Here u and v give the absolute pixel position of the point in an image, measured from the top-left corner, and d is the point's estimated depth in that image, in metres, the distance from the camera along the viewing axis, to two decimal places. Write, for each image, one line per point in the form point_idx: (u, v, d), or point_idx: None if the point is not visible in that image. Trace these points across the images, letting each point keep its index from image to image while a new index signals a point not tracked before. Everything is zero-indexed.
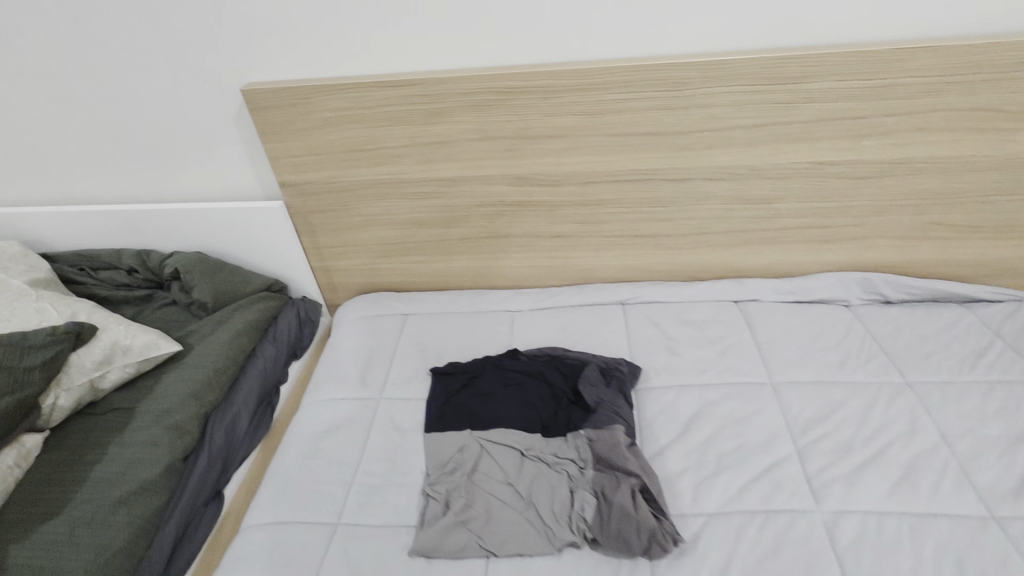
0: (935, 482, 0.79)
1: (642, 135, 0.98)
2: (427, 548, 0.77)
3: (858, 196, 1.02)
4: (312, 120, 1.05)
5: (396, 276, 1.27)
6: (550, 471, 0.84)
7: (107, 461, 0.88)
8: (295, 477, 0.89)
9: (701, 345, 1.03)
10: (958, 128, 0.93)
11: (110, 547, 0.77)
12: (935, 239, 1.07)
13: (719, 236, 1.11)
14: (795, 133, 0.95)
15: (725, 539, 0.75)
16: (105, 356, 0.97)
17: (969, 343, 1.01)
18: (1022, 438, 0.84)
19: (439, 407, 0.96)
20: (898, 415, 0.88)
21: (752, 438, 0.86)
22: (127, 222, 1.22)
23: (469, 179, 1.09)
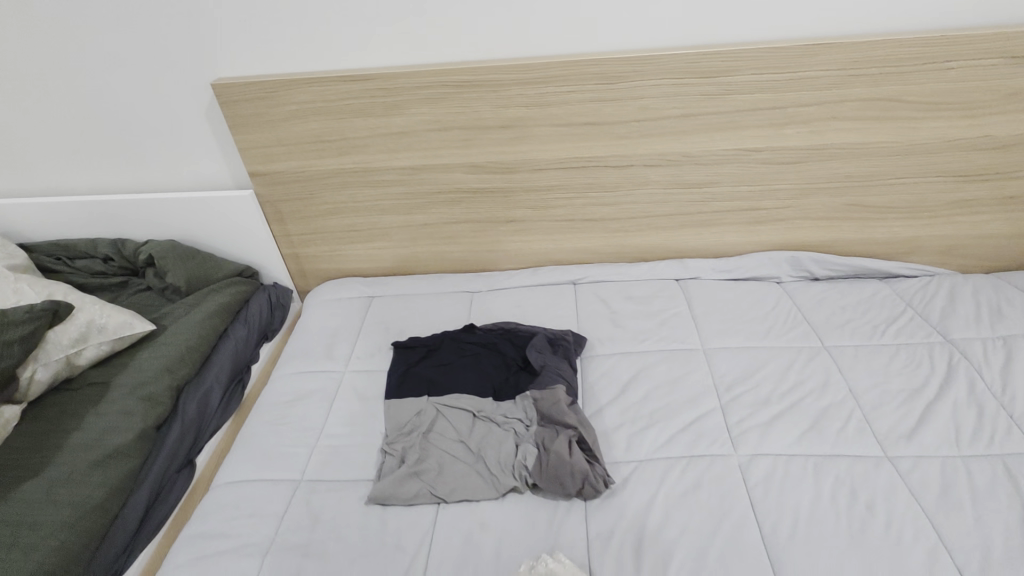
0: (839, 429, 0.89)
1: (583, 124, 1.08)
2: (382, 497, 0.84)
3: (783, 181, 1.12)
4: (279, 112, 1.12)
5: (364, 262, 1.35)
6: (498, 429, 0.92)
7: (84, 429, 0.94)
8: (263, 441, 0.96)
9: (642, 318, 1.13)
10: (864, 116, 1.03)
11: (88, 503, 0.83)
12: (853, 220, 1.18)
13: (659, 219, 1.20)
14: (720, 122, 1.05)
15: (651, 480, 0.84)
16: (81, 333, 1.03)
17: (882, 312, 1.11)
18: (919, 390, 0.95)
19: (399, 377, 1.04)
20: (812, 374, 0.98)
21: (682, 396, 0.96)
22: (104, 213, 1.28)
23: (428, 168, 1.17)
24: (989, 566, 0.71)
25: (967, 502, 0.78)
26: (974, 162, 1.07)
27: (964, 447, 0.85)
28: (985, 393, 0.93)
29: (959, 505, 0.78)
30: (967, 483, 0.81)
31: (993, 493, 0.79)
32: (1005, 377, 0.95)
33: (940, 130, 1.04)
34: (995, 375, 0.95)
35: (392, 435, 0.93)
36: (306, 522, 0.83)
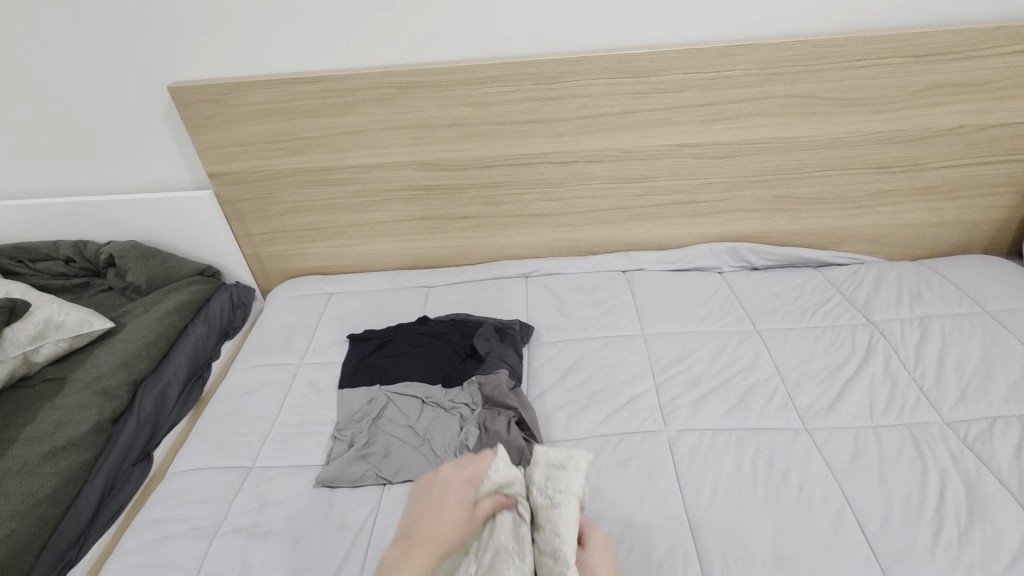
0: (763, 405, 0.95)
1: (527, 122, 1.14)
2: (330, 479, 0.88)
3: (717, 174, 1.20)
4: (233, 114, 1.16)
5: (325, 259, 1.38)
6: (445, 413, 0.96)
7: (39, 423, 0.96)
8: (218, 431, 0.99)
9: (588, 307, 1.18)
10: (786, 111, 1.11)
11: (38, 493, 0.85)
12: (785, 211, 1.26)
13: (605, 213, 1.27)
14: (655, 119, 1.13)
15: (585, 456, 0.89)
16: (38, 330, 1.06)
17: (813, 297, 1.18)
18: (840, 367, 1.01)
19: (352, 367, 1.07)
20: (742, 354, 1.05)
21: (620, 377, 1.01)
22: (64, 215, 1.30)
23: (382, 166, 1.22)
24: (890, 523, 0.77)
25: (874, 466, 0.84)
26: (890, 154, 1.16)
27: (876, 418, 0.92)
28: (899, 368, 1.00)
29: (868, 470, 0.84)
30: (877, 450, 0.87)
31: (899, 457, 0.85)
32: (918, 354, 1.02)
33: (855, 124, 1.13)
34: (909, 352, 1.03)
35: (343, 422, 0.97)
36: (254, 506, 0.86)
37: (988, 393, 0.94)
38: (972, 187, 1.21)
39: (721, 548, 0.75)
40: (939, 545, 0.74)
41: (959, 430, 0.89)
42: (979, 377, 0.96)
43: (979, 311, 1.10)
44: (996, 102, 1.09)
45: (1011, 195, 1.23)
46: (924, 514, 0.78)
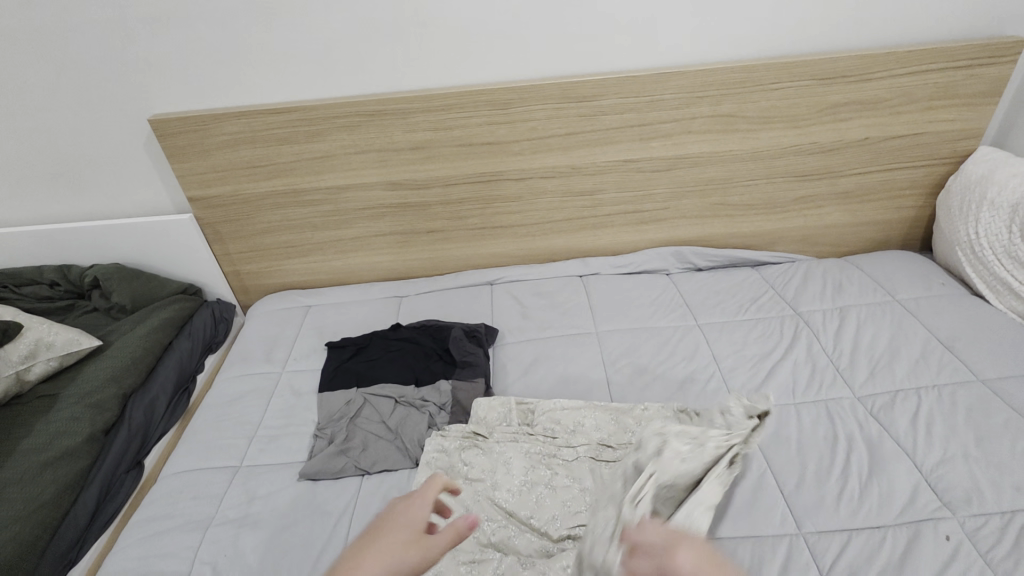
0: (702, 388, 1.07)
1: (484, 144, 1.27)
2: (313, 472, 0.97)
3: (657, 186, 1.36)
4: (211, 142, 1.25)
5: (302, 275, 1.47)
6: (416, 411, 1.06)
7: (34, 434, 1.02)
8: (206, 437, 1.07)
9: (548, 309, 1.31)
10: (712, 129, 1.27)
11: (39, 499, 0.92)
12: (721, 216, 1.42)
13: (560, 223, 1.41)
14: (598, 137, 1.27)
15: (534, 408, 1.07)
16: (30, 350, 1.12)
17: (748, 293, 1.32)
18: (767, 353, 1.15)
19: (331, 372, 1.16)
20: (684, 346, 1.18)
21: (576, 372, 1.13)
22: (47, 241, 1.36)
23: (352, 187, 1.32)
24: (804, 482, 0.89)
25: (793, 436, 0.97)
26: (809, 164, 1.34)
27: (798, 396, 1.05)
28: (819, 352, 1.13)
29: (789, 440, 0.96)
30: (797, 423, 0.99)
31: (815, 429, 0.98)
32: (837, 339, 1.16)
33: (774, 139, 1.30)
34: (828, 338, 1.16)
35: (323, 422, 1.06)
36: (243, 500, 0.94)
37: (892, 368, 1.07)
38: (883, 191, 1.39)
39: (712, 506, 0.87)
40: (844, 498, 0.86)
41: (867, 402, 1.02)
42: (886, 357, 1.10)
43: (891, 299, 1.25)
44: (893, 116, 1.28)
45: (914, 197, 1.41)
46: (832, 475, 0.90)
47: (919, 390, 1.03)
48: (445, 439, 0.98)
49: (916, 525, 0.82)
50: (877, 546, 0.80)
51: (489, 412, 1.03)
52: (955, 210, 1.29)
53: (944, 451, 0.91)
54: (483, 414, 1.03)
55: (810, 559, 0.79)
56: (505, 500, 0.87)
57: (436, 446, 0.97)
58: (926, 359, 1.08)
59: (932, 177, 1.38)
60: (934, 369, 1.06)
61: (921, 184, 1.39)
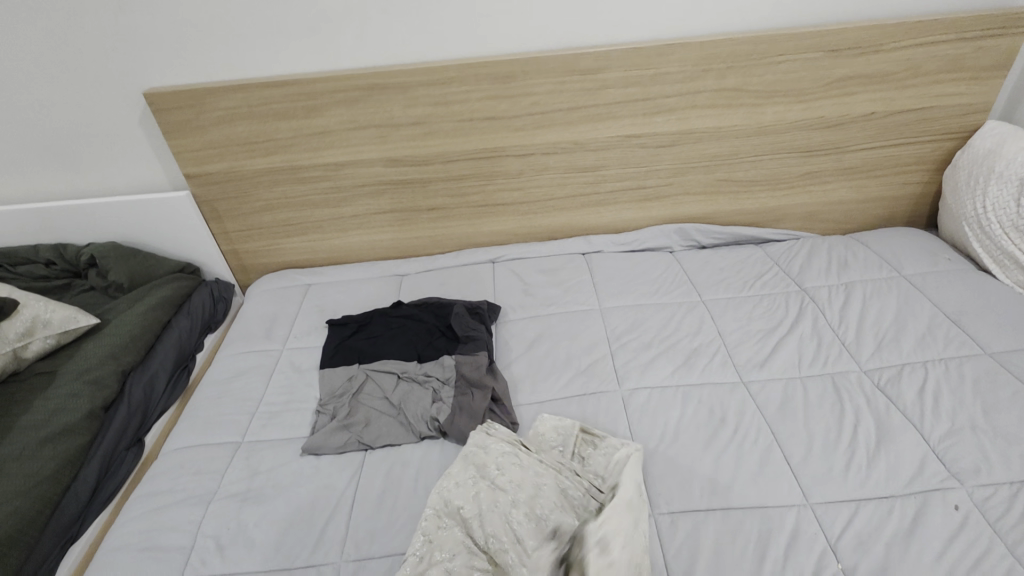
0: (707, 362, 1.07)
1: (484, 119, 1.25)
2: (315, 447, 0.95)
3: (661, 162, 1.34)
4: (208, 117, 1.22)
5: (301, 254, 1.46)
6: (419, 386, 1.05)
7: (32, 412, 1.01)
8: (207, 413, 1.06)
9: (551, 286, 1.30)
10: (717, 103, 1.25)
11: (38, 475, 0.90)
12: (725, 194, 1.41)
13: (563, 200, 1.40)
14: (601, 112, 1.25)
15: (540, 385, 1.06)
16: (27, 328, 1.10)
17: (753, 270, 1.31)
18: (772, 328, 1.14)
19: (332, 349, 1.15)
20: (688, 321, 1.17)
21: (579, 347, 1.12)
22: (42, 219, 1.34)
23: (351, 164, 1.30)
24: (811, 453, 0.88)
25: (800, 408, 0.96)
26: (815, 139, 1.32)
27: (804, 369, 1.04)
28: (825, 326, 1.13)
29: (795, 412, 0.95)
30: (803, 396, 0.98)
31: (822, 401, 0.97)
32: (842, 314, 1.15)
33: (779, 113, 1.28)
34: (834, 313, 1.16)
35: (325, 398, 1.05)
36: (245, 474, 0.93)
37: (899, 342, 1.07)
38: (889, 166, 1.38)
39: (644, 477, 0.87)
40: (852, 468, 0.86)
41: (874, 375, 1.01)
42: (892, 330, 1.09)
43: (897, 275, 1.24)
44: (901, 90, 1.26)
45: (920, 173, 1.39)
46: (840, 446, 0.89)
47: (926, 363, 1.02)
48: (491, 439, 0.88)
49: (925, 495, 0.81)
50: (886, 515, 0.79)
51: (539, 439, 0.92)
52: (963, 185, 1.28)
53: (952, 423, 0.91)
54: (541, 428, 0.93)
55: (818, 529, 0.79)
56: (518, 518, 0.74)
57: (478, 441, 0.87)
58: (933, 333, 1.07)
59: (939, 152, 1.36)
60: (941, 343, 1.05)
61: (928, 159, 1.37)
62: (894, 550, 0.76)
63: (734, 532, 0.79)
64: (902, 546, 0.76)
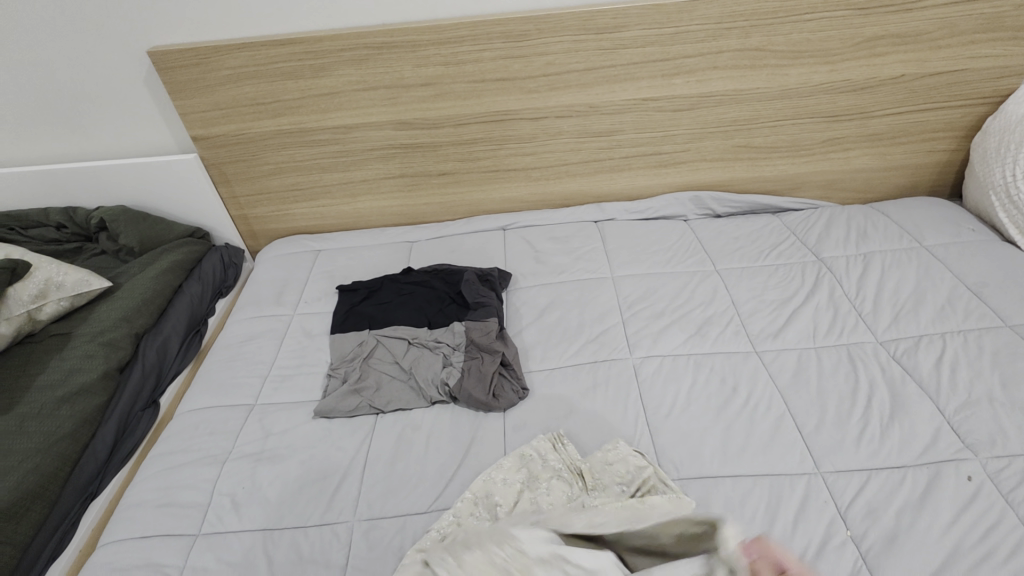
0: (720, 331, 1.05)
1: (496, 80, 1.21)
2: (327, 410, 0.96)
3: (678, 126, 1.30)
4: (214, 77, 1.20)
5: (310, 219, 1.45)
6: (429, 352, 1.05)
7: (50, 372, 1.03)
8: (220, 375, 1.07)
9: (562, 254, 1.28)
10: (738, 64, 1.21)
11: (57, 433, 0.92)
12: (743, 160, 1.37)
13: (576, 165, 1.36)
14: (618, 73, 1.21)
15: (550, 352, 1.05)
16: (40, 290, 1.10)
17: (769, 239, 1.28)
18: (788, 298, 1.12)
19: (343, 314, 1.15)
20: (703, 290, 1.15)
21: (590, 315, 1.11)
22: (52, 182, 1.33)
23: (360, 126, 1.28)
24: (824, 422, 0.88)
25: (813, 377, 0.95)
26: (839, 103, 1.27)
27: (818, 339, 1.02)
28: (842, 298, 1.10)
29: (808, 381, 0.95)
30: (817, 366, 0.97)
31: (835, 371, 0.96)
32: (860, 284, 1.13)
33: (804, 76, 1.23)
34: (852, 284, 1.13)
35: (336, 362, 1.05)
36: (259, 434, 0.95)
37: (917, 314, 1.04)
38: (915, 133, 1.33)
39: (654, 443, 0.87)
40: (864, 438, 0.85)
41: (890, 346, 1.00)
42: (911, 302, 1.07)
43: (917, 246, 1.21)
44: (933, 51, 1.20)
45: (947, 140, 1.34)
46: (853, 416, 0.89)
47: (944, 335, 1.00)
48: (554, 452, 0.85)
49: (938, 466, 0.81)
50: (897, 485, 0.79)
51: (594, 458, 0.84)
52: (991, 152, 1.23)
53: (968, 394, 0.89)
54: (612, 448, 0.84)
55: (828, 498, 0.79)
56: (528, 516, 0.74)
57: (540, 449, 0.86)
58: (953, 305, 1.05)
59: (968, 118, 1.31)
60: (961, 315, 1.03)
61: (956, 125, 1.32)
62: (904, 518, 0.75)
63: (743, 500, 0.79)
64: (912, 514, 0.76)
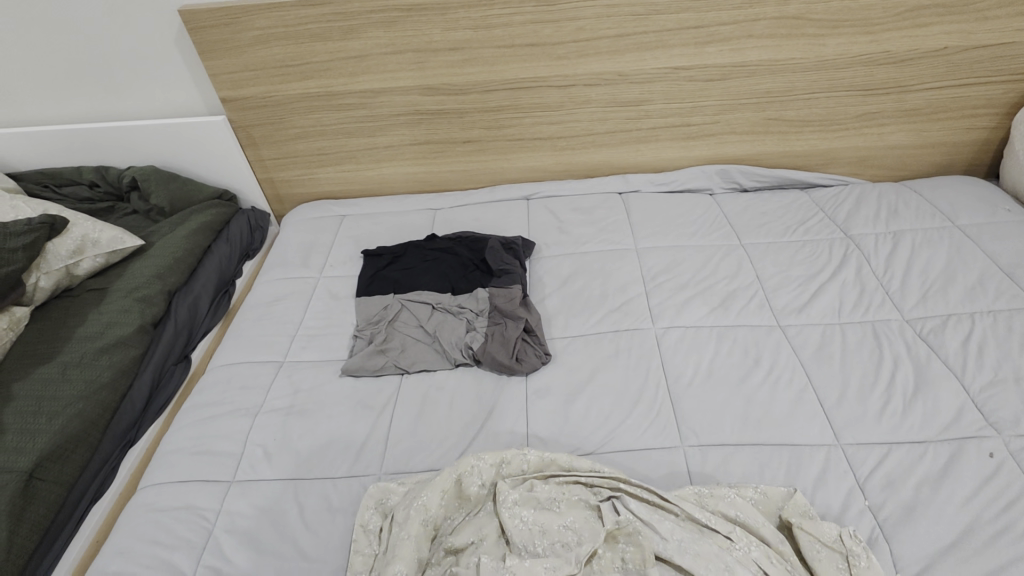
0: (744, 305, 1.05)
1: (526, 45, 1.19)
2: (354, 369, 0.98)
3: (708, 97, 1.28)
4: (243, 38, 1.19)
5: (335, 184, 1.46)
6: (453, 317, 1.06)
7: (88, 324, 1.06)
8: (250, 332, 1.10)
9: (585, 225, 1.28)
10: (775, 32, 1.17)
11: (97, 381, 0.96)
12: (773, 133, 1.34)
13: (603, 135, 1.35)
14: (649, 40, 1.18)
15: (574, 320, 1.06)
16: (77, 246, 1.13)
17: (797, 215, 1.27)
18: (815, 275, 1.11)
19: (368, 278, 1.17)
20: (728, 263, 1.15)
21: (614, 285, 1.12)
22: (85, 141, 1.35)
23: (387, 91, 1.27)
24: (846, 396, 0.88)
25: (837, 353, 0.95)
26: (877, 76, 1.24)
27: (843, 315, 1.02)
28: (869, 274, 1.09)
29: (832, 355, 0.95)
30: (841, 341, 0.97)
31: (860, 347, 0.95)
32: (888, 261, 1.11)
33: (842, 46, 1.19)
34: (880, 262, 1.12)
35: (362, 324, 1.07)
36: (288, 389, 0.98)
37: (947, 293, 1.03)
38: (955, 108, 1.29)
39: (675, 412, 0.88)
40: (888, 411, 0.85)
41: (916, 323, 0.99)
42: (940, 281, 1.06)
43: (949, 225, 1.18)
44: (980, 22, 1.16)
45: (987, 117, 1.30)
46: (876, 390, 0.89)
47: (973, 314, 0.99)
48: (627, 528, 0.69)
49: (960, 442, 0.81)
50: (917, 458, 0.80)
51: (636, 459, 0.83)
52: None
53: (995, 373, 0.89)
54: (779, 490, 0.76)
55: (848, 469, 0.79)
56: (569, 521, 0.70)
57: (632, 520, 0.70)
58: (984, 285, 1.03)
59: (1012, 94, 1.26)
60: (992, 295, 1.01)
61: (997, 101, 1.28)
62: (923, 490, 0.76)
63: (764, 464, 0.80)
64: (932, 487, 0.76)
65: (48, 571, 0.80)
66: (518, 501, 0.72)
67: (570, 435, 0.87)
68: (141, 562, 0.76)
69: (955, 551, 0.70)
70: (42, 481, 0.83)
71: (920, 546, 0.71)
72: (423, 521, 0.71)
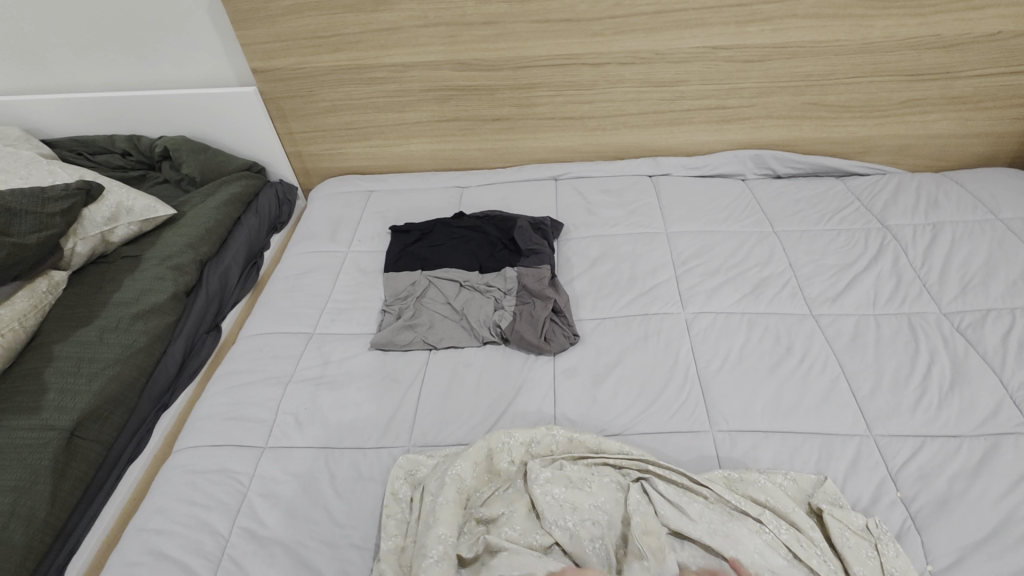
0: (776, 292, 1.04)
1: (561, 21, 1.17)
2: (382, 343, 0.99)
3: (746, 79, 1.24)
4: (275, 8, 1.18)
5: (363, 159, 1.46)
6: (481, 295, 1.07)
7: (123, 290, 1.08)
8: (280, 303, 1.11)
9: (614, 207, 1.27)
10: (820, 13, 1.13)
11: (133, 346, 0.98)
12: (811, 119, 1.31)
13: (635, 116, 1.33)
14: (688, 19, 1.15)
15: (602, 303, 1.05)
16: (112, 213, 1.14)
17: (832, 203, 1.24)
18: (849, 265, 1.08)
19: (396, 254, 1.17)
20: (760, 250, 1.13)
21: (643, 268, 1.11)
22: (118, 109, 1.36)
23: (417, 65, 1.26)
24: (879, 387, 0.87)
25: (871, 344, 0.94)
26: (924, 61, 1.20)
27: (878, 307, 1.00)
28: (906, 266, 1.07)
29: (865, 347, 0.93)
30: (876, 332, 0.95)
31: (894, 338, 0.94)
32: (926, 254, 1.09)
33: (889, 28, 1.15)
34: (918, 252, 1.09)
35: (390, 299, 1.08)
36: (318, 360, 0.99)
37: (987, 288, 1.00)
38: (1002, 97, 1.24)
39: (704, 397, 0.88)
40: (922, 404, 0.84)
41: (954, 317, 0.97)
42: (981, 274, 1.03)
43: (992, 218, 1.15)
44: None
45: None
46: (910, 383, 0.87)
47: (1014, 309, 0.96)
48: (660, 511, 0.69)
49: (996, 437, 0.79)
50: (950, 454, 0.78)
51: (664, 442, 0.83)
52: None
53: None
54: (809, 477, 0.76)
55: (880, 459, 0.79)
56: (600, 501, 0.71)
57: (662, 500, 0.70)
58: None
59: None
60: None
61: None
62: (957, 485, 0.75)
63: (794, 453, 0.80)
64: (966, 480, 0.75)
65: (89, 524, 0.83)
66: (553, 480, 0.72)
67: (598, 416, 0.87)
68: (180, 520, 0.78)
69: (987, 546, 0.69)
70: (83, 439, 0.85)
71: (952, 540, 0.70)
72: (457, 490, 0.73)
